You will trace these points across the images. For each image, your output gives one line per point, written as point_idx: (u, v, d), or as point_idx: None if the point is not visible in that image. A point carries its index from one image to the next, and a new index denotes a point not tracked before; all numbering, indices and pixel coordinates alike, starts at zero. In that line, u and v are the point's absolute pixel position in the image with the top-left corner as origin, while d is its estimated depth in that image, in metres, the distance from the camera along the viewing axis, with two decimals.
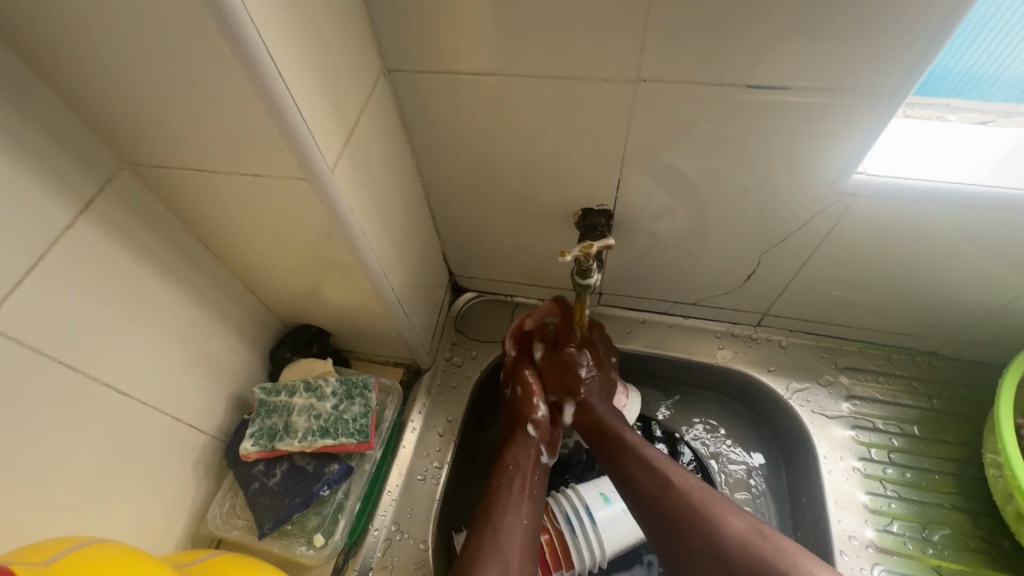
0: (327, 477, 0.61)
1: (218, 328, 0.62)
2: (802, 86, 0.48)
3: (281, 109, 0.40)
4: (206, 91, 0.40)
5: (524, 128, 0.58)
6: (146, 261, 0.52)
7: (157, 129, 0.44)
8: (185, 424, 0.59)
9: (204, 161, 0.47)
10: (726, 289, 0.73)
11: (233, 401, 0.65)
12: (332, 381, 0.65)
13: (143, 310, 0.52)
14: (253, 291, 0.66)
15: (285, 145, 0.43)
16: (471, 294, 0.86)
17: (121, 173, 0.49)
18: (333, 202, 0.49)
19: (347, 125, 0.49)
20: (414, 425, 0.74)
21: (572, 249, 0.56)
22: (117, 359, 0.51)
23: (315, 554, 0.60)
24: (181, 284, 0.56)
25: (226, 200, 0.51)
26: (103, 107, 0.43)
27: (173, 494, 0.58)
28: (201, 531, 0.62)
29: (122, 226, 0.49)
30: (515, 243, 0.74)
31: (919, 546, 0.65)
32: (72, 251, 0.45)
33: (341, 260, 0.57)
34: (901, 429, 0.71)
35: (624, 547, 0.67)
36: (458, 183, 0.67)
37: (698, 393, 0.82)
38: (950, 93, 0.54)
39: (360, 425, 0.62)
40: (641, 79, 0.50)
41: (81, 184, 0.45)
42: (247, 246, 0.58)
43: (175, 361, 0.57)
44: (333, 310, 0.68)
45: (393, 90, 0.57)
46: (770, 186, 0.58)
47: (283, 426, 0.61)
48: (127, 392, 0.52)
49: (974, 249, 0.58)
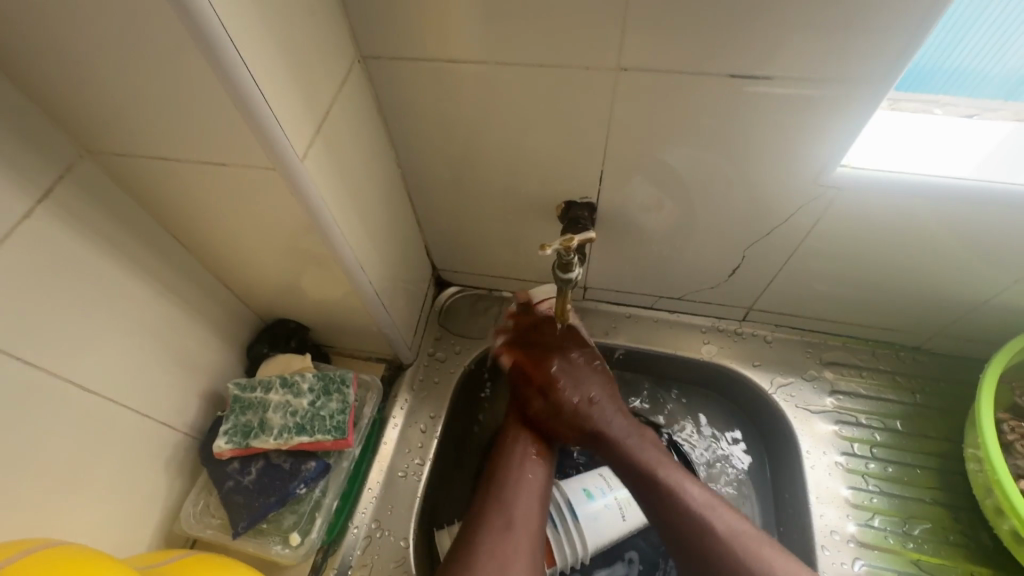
0: (303, 475, 0.60)
1: (190, 322, 0.60)
2: (785, 76, 0.47)
3: (245, 95, 0.39)
4: (167, 76, 0.38)
5: (505, 117, 0.56)
6: (110, 254, 0.50)
7: (115, 115, 0.42)
8: (157, 422, 0.57)
9: (170, 150, 0.45)
10: (711, 283, 0.73)
11: (208, 398, 0.64)
12: (309, 377, 0.63)
13: (108, 305, 0.51)
14: (229, 285, 0.64)
15: (251, 132, 0.41)
16: (455, 288, 0.85)
17: (82, 162, 0.47)
18: (304, 192, 0.47)
19: (319, 112, 0.47)
20: (396, 421, 0.73)
21: (553, 242, 0.55)
22: (82, 356, 0.49)
23: (290, 554, 0.59)
24: (150, 278, 0.54)
25: (193, 191, 0.50)
26: (61, 93, 0.41)
27: (143, 493, 0.57)
28: (175, 530, 0.60)
29: (86, 218, 0.47)
30: (498, 236, 0.73)
31: (900, 540, 0.65)
32: (30, 242, 0.43)
33: (316, 253, 0.56)
34: (884, 424, 0.71)
35: (607, 543, 0.66)
36: (439, 175, 0.66)
37: (685, 388, 0.81)
38: (939, 87, 0.53)
39: (338, 422, 0.61)
40: (623, 68, 0.49)
41: (38, 172, 0.43)
42: (220, 238, 0.56)
43: (145, 358, 0.55)
44: (312, 303, 0.66)
45: (369, 78, 0.55)
46: (755, 180, 0.57)
47: (258, 423, 0.60)
48: (92, 389, 0.50)
49: (960, 242, 0.57)
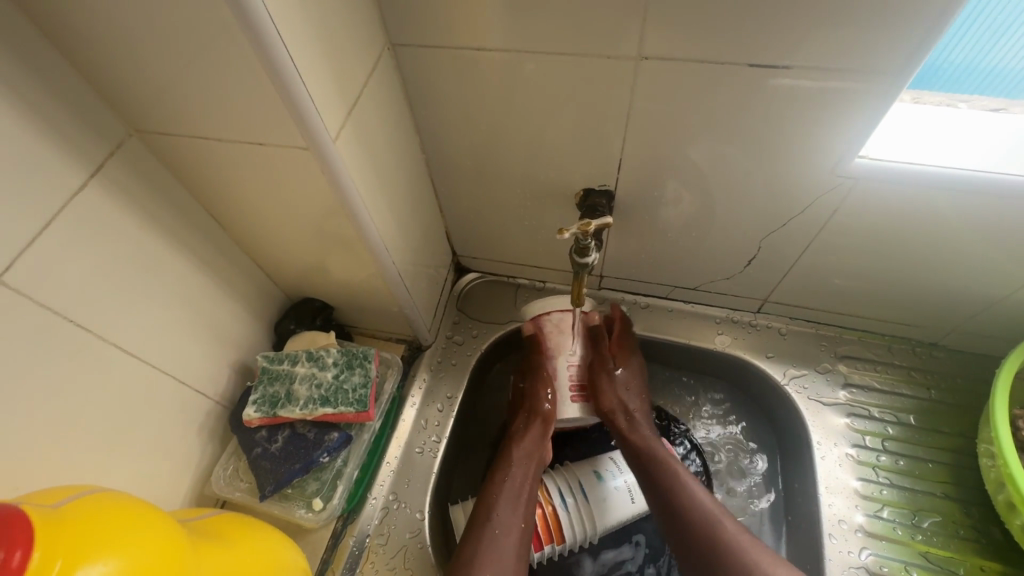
0: (327, 445, 0.63)
1: (223, 297, 0.63)
2: (802, 66, 0.48)
3: (284, 75, 0.41)
4: (211, 59, 0.41)
5: (527, 105, 0.58)
6: (154, 228, 0.53)
7: (161, 95, 0.45)
8: (191, 389, 0.61)
9: (212, 129, 0.48)
10: (727, 274, 0.73)
11: (238, 370, 0.67)
12: (333, 352, 0.66)
13: (151, 276, 0.54)
14: (260, 263, 0.67)
15: (288, 113, 0.44)
16: (474, 275, 0.87)
17: (130, 140, 0.50)
18: (336, 172, 0.50)
19: (351, 97, 0.49)
20: (414, 400, 0.75)
21: (571, 227, 0.56)
22: (128, 323, 0.52)
23: (313, 518, 0.62)
24: (189, 252, 0.58)
25: (230, 169, 0.52)
26: (114, 74, 0.44)
27: (179, 455, 0.60)
28: (206, 492, 0.64)
29: (132, 193, 0.51)
30: (517, 223, 0.75)
31: (908, 532, 0.65)
32: (83, 214, 0.47)
33: (344, 233, 0.58)
34: (897, 418, 0.71)
35: (616, 524, 0.68)
36: (461, 160, 0.68)
37: (697, 379, 0.82)
38: (970, 81, 0.53)
39: (360, 395, 0.64)
40: (643, 57, 0.50)
41: (92, 148, 0.47)
42: (254, 217, 0.59)
43: (183, 328, 0.58)
44: (337, 283, 0.69)
45: (396, 65, 0.57)
46: (774, 171, 0.57)
47: (284, 394, 0.63)
48: (136, 354, 0.54)
49: (979, 237, 0.57)
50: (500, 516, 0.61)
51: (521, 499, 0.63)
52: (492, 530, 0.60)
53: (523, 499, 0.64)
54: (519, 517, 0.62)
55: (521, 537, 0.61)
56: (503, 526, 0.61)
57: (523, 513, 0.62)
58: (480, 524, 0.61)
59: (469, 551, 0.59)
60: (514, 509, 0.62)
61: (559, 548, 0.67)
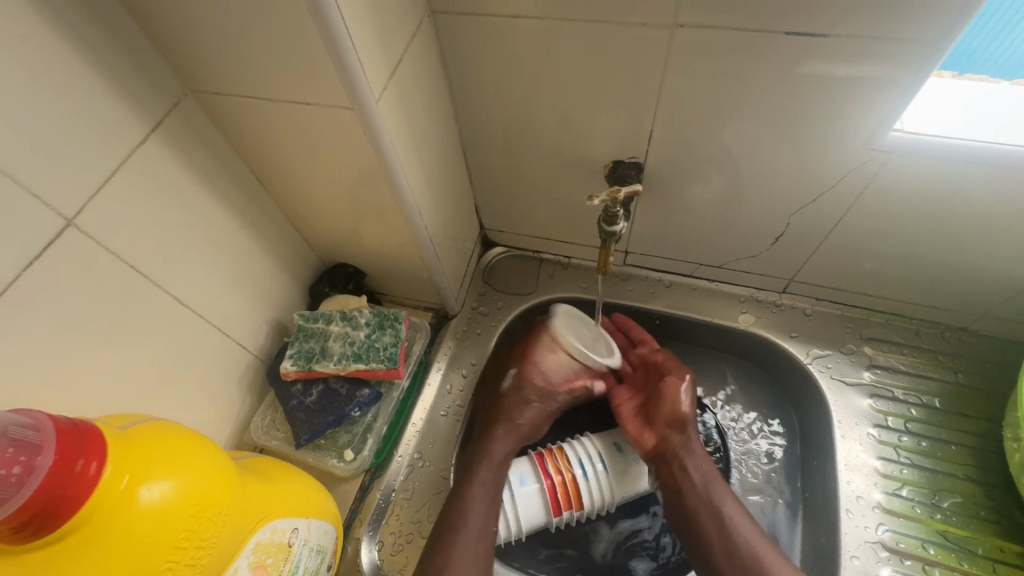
0: (359, 400, 0.66)
1: (263, 256, 0.67)
2: (839, 34, 0.47)
3: (333, 33, 0.43)
4: (264, 16, 0.43)
5: (559, 74, 0.58)
6: (204, 184, 0.56)
7: (215, 54, 0.48)
8: (233, 341, 0.64)
9: (261, 90, 0.50)
10: (754, 251, 0.73)
11: (275, 327, 0.71)
12: (365, 313, 0.69)
13: (201, 231, 0.57)
14: (297, 227, 0.70)
15: (336, 72, 0.46)
16: (501, 249, 0.89)
17: (184, 99, 0.53)
18: (377, 133, 0.51)
19: (392, 60, 0.51)
20: (439, 365, 0.78)
21: (600, 194, 0.57)
22: (180, 273, 0.56)
23: (344, 467, 0.66)
24: (235, 210, 0.61)
25: (273, 130, 0.55)
26: (170, 32, 0.47)
27: (221, 402, 0.64)
28: (245, 439, 0.68)
29: (186, 149, 0.54)
30: (545, 196, 0.76)
31: (927, 511, 0.65)
32: (142, 165, 0.50)
33: (379, 198, 0.60)
34: (921, 401, 0.71)
35: (633, 494, 0.70)
36: (493, 131, 0.69)
37: (718, 358, 0.83)
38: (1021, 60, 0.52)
39: (390, 353, 0.66)
40: (679, 25, 0.50)
41: (150, 104, 0.49)
42: (294, 180, 0.62)
43: (227, 282, 0.62)
44: (371, 249, 0.71)
45: (435, 32, 0.59)
46: (804, 145, 0.57)
47: (319, 350, 0.66)
48: (187, 303, 0.57)
49: (1017, 216, 0.56)
50: (462, 520, 0.61)
51: (488, 502, 0.63)
52: (456, 536, 0.60)
53: (489, 500, 0.63)
54: (487, 518, 0.62)
55: (485, 542, 0.61)
56: (468, 528, 0.61)
57: (490, 516, 0.62)
58: (447, 529, 0.60)
59: (440, 552, 0.59)
60: (482, 511, 0.62)
61: (576, 514, 0.68)
